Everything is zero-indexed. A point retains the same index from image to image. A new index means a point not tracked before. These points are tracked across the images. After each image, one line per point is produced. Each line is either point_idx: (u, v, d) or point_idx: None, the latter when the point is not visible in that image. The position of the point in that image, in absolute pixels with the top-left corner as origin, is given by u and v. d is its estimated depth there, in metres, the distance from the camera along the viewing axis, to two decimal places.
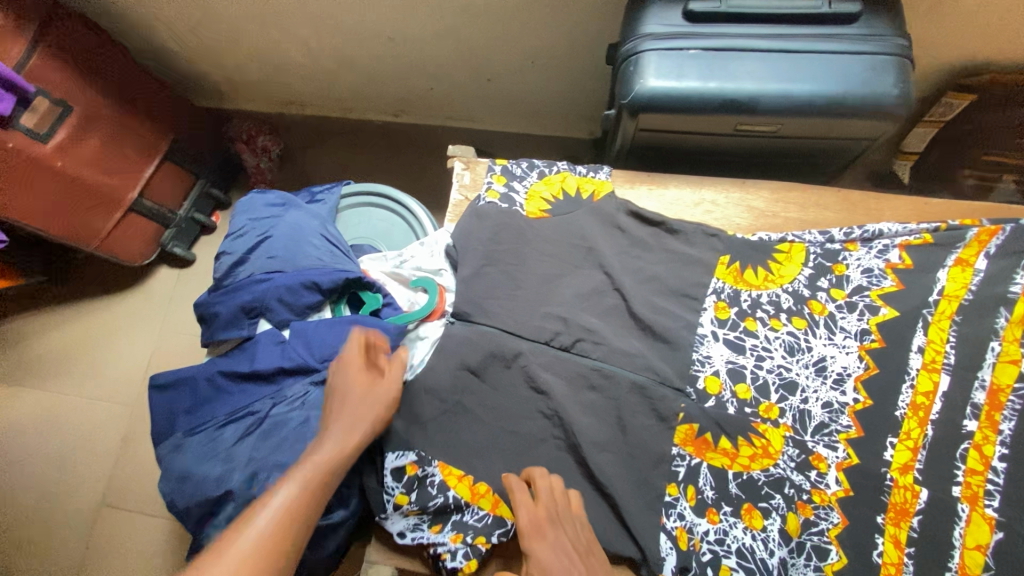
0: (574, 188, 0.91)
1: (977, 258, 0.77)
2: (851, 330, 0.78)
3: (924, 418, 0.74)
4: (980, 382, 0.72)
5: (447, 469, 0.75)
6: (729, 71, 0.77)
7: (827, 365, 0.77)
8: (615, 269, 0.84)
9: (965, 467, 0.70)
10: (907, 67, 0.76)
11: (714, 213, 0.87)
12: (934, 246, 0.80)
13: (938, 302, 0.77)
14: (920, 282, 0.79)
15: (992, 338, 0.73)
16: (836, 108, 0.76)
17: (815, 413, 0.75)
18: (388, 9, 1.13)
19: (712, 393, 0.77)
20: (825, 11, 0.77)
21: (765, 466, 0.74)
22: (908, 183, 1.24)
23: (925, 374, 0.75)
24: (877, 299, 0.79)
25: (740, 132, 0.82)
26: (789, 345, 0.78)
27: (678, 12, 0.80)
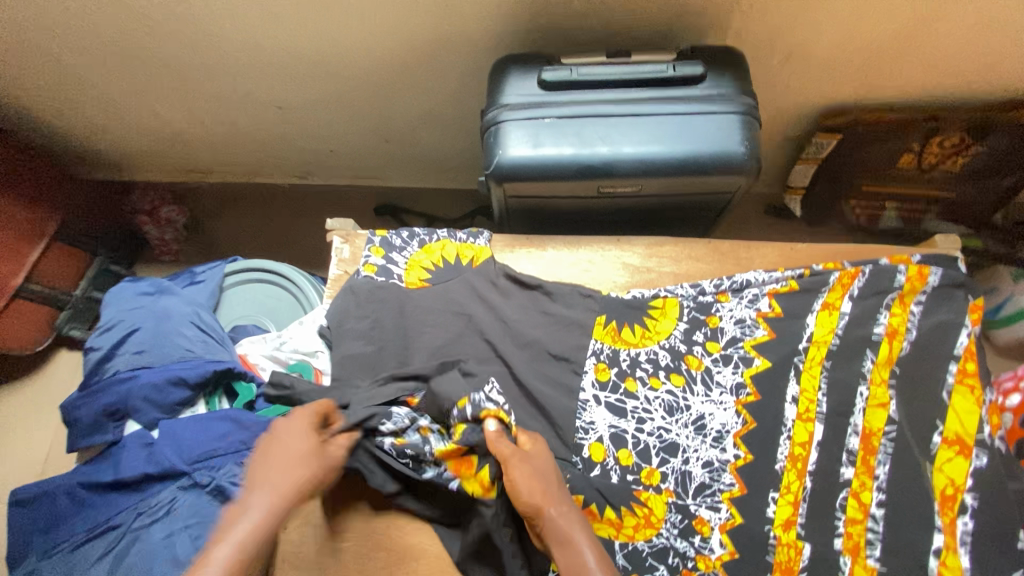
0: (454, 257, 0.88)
1: (841, 302, 0.80)
2: (726, 385, 0.78)
3: (802, 470, 0.74)
4: (853, 428, 0.75)
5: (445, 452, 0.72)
6: (584, 136, 0.78)
7: (706, 423, 0.77)
8: (493, 336, 0.82)
9: (846, 516, 0.72)
10: (752, 125, 0.79)
11: (592, 272, 0.87)
12: (800, 293, 0.81)
13: (807, 349, 0.78)
14: (790, 330, 0.80)
15: (860, 382, 0.76)
16: (689, 167, 0.78)
17: (696, 474, 0.75)
18: (270, 79, 1.12)
19: (596, 462, 0.75)
20: (670, 75, 0.79)
21: (648, 535, 0.71)
22: (801, 216, 1.29)
23: (800, 423, 0.76)
24: (751, 350, 0.79)
25: (606, 194, 0.83)
26: (668, 404, 0.78)
27: (532, 81, 0.82)
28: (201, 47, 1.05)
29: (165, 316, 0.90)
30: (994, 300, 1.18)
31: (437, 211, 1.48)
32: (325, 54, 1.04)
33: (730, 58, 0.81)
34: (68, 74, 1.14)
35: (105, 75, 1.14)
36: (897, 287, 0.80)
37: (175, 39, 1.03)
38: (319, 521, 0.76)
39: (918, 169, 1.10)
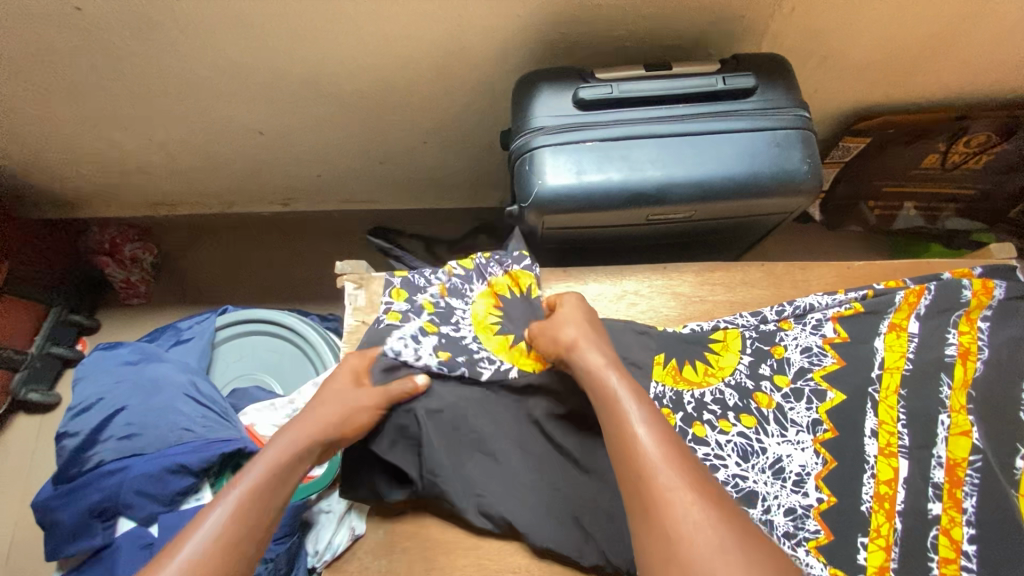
0: (493, 333, 0.75)
1: (908, 323, 0.75)
2: (801, 423, 0.71)
3: (891, 510, 0.67)
4: (936, 461, 0.69)
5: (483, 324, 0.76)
6: (632, 160, 0.70)
7: (782, 469, 0.70)
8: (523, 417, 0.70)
9: (938, 556, 0.65)
10: (810, 139, 0.72)
11: (640, 306, 0.80)
12: (865, 316, 0.76)
13: (882, 377, 0.73)
14: (861, 356, 0.74)
15: (939, 410, 0.70)
16: (747, 188, 0.71)
17: (779, 527, 0.67)
18: (250, 100, 0.99)
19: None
20: (720, 88, 0.71)
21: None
22: (820, 219, 1.25)
23: (884, 459, 0.69)
24: (822, 381, 0.73)
25: (654, 222, 0.76)
26: (741, 449, 0.71)
27: (567, 100, 0.73)
28: (166, 65, 0.91)
29: (153, 390, 0.77)
30: None
31: (436, 233, 1.36)
32: (314, 71, 0.92)
33: (778, 67, 0.75)
34: (5, 103, 0.98)
35: (51, 102, 0.99)
36: (962, 303, 0.75)
37: (136, 57, 0.89)
38: None
39: (943, 168, 1.07)
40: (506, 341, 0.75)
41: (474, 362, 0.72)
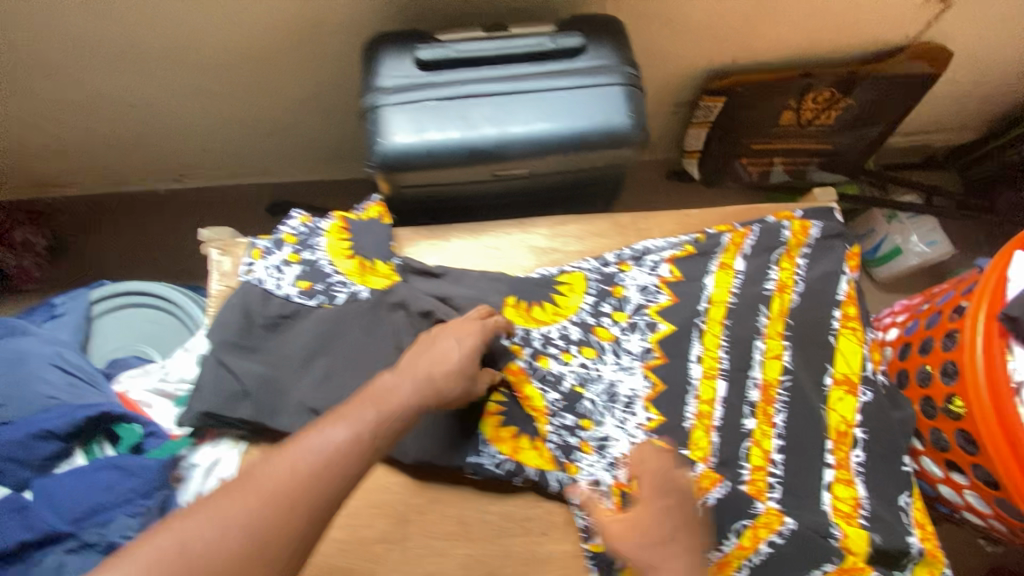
0: (345, 253, 0.83)
1: (735, 261, 0.83)
2: (634, 351, 0.79)
3: (709, 425, 0.76)
4: (753, 382, 0.78)
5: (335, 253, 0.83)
6: (468, 117, 0.74)
7: (614, 398, 0.77)
8: (355, 347, 0.78)
9: (751, 465, 0.75)
10: (635, 95, 0.78)
11: (498, 258, 0.85)
12: (697, 256, 0.83)
13: (708, 309, 0.80)
14: (691, 292, 0.81)
15: (756, 336, 0.79)
16: (579, 142, 0.76)
17: (608, 453, 0.73)
18: (117, 72, 0.98)
19: (505, 455, 0.73)
20: (550, 47, 0.77)
21: (565, 466, 0.73)
22: (699, 177, 1.32)
23: (706, 381, 0.77)
24: (656, 315, 0.80)
25: (501, 177, 0.80)
26: (579, 380, 0.77)
27: (409, 62, 0.77)
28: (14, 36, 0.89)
29: (17, 363, 0.77)
30: (874, 241, 1.31)
31: (337, 204, 1.38)
32: (175, 41, 0.92)
33: (608, 28, 0.81)
34: None
35: None
36: (783, 241, 0.83)
37: None
38: None
39: (799, 124, 1.16)
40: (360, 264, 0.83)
41: (328, 287, 0.81)
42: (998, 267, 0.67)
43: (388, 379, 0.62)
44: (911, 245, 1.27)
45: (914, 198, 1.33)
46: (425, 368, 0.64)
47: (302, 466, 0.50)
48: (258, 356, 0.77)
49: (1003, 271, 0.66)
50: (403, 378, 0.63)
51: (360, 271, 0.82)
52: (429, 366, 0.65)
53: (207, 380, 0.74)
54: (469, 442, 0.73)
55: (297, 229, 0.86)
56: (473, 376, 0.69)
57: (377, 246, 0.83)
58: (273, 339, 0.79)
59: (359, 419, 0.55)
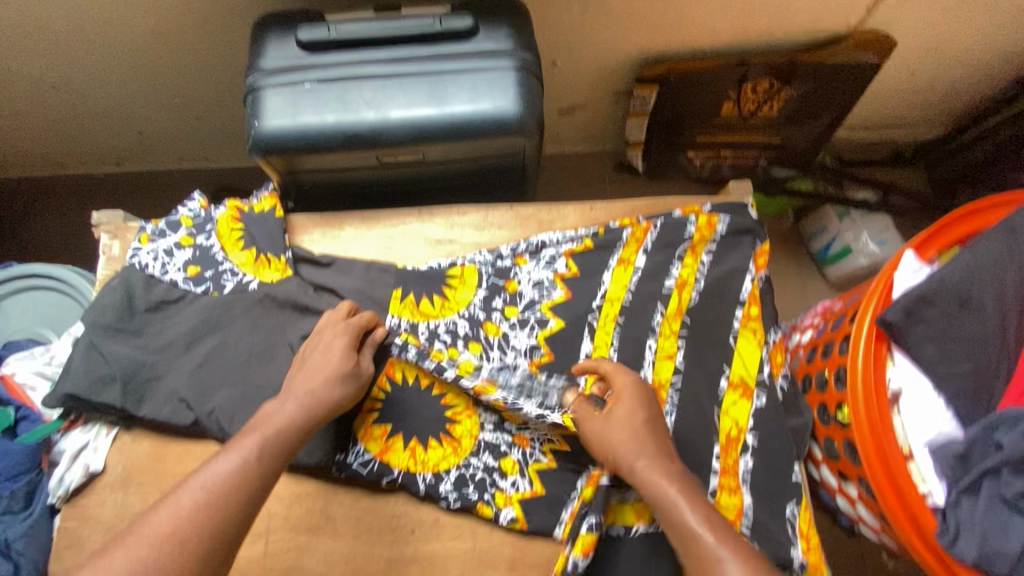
0: (238, 242, 0.79)
1: (635, 257, 0.80)
2: (521, 348, 0.76)
3: None
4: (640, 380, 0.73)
5: (226, 240, 0.79)
6: (347, 101, 0.71)
7: (485, 396, 0.73)
8: (236, 336, 0.75)
9: None
10: (528, 80, 0.74)
11: (393, 249, 0.82)
12: (595, 251, 0.80)
13: (601, 307, 0.77)
14: (585, 288, 0.78)
15: (649, 336, 0.76)
16: (462, 128, 0.72)
17: (483, 457, 0.72)
18: (27, 51, 0.97)
19: (373, 455, 0.71)
20: (437, 28, 0.73)
21: (438, 470, 0.71)
22: (644, 169, 1.27)
23: None
24: (547, 311, 0.78)
25: (390, 164, 0.77)
26: (451, 375, 0.73)
27: (291, 43, 0.74)
28: None
29: None
30: (825, 240, 1.25)
31: None
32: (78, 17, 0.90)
33: (504, 9, 0.77)
34: None
35: None
36: (687, 237, 0.80)
37: None
38: (91, 544, 0.70)
39: (740, 116, 1.12)
40: (253, 253, 0.79)
41: (216, 274, 0.78)
42: (881, 271, 0.62)
43: (272, 405, 0.62)
44: (861, 243, 1.21)
45: (869, 194, 1.25)
46: (305, 379, 0.64)
47: (196, 503, 0.51)
48: (137, 340, 0.74)
49: (887, 273, 0.62)
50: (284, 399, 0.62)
51: (250, 259, 0.78)
52: (316, 378, 0.64)
53: (78, 363, 0.72)
54: (336, 442, 0.71)
55: (192, 211, 0.82)
56: (355, 371, 0.66)
57: (269, 234, 0.80)
58: (156, 322, 0.75)
59: (249, 446, 0.56)
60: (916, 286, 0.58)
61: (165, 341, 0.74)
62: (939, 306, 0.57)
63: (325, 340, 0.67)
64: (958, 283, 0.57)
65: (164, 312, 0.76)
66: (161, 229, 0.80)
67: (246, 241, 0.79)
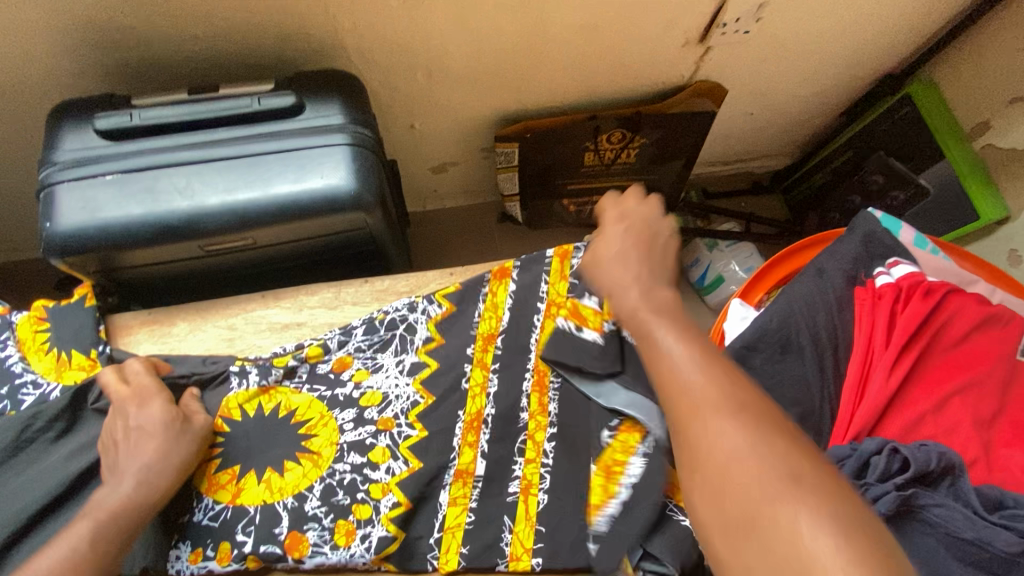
0: (42, 348, 0.70)
1: (500, 319, 0.79)
2: (390, 426, 0.72)
3: (469, 479, 0.71)
4: (473, 320, 0.78)
5: (28, 346, 0.70)
6: (156, 192, 0.65)
7: (341, 387, 0.73)
8: (40, 461, 0.64)
9: (523, 459, 0.72)
10: (362, 154, 0.72)
11: (235, 342, 0.75)
12: (457, 315, 0.79)
13: (471, 373, 0.76)
14: (451, 355, 0.77)
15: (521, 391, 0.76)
16: (291, 210, 0.68)
17: (348, 458, 0.69)
18: None
19: (224, 503, 0.66)
20: (256, 109, 0.69)
21: (297, 491, 0.67)
22: (524, 220, 1.29)
23: (465, 447, 0.72)
24: (418, 387, 0.75)
25: (218, 253, 0.71)
26: (301, 389, 0.72)
27: (88, 132, 0.67)
28: None
29: None
30: (700, 270, 1.29)
31: None
32: None
33: (332, 84, 0.74)
34: None
35: None
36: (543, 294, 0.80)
37: None
38: None
39: (602, 163, 1.16)
40: (60, 356, 0.69)
41: (14, 390, 0.67)
42: (713, 323, 0.69)
43: (102, 491, 0.58)
44: (731, 271, 1.27)
45: (736, 225, 1.34)
46: (124, 460, 0.59)
47: None
48: None
49: (718, 326, 0.68)
50: (111, 482, 0.58)
51: (53, 365, 0.69)
52: (139, 450, 0.60)
53: None
54: (178, 501, 0.65)
55: None
56: (185, 429, 0.64)
57: (80, 333, 0.71)
58: None
59: (72, 543, 0.52)
60: (744, 334, 0.63)
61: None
62: (764, 353, 0.61)
63: (129, 406, 0.63)
64: (777, 328, 0.61)
65: None
66: None
67: (51, 344, 0.70)
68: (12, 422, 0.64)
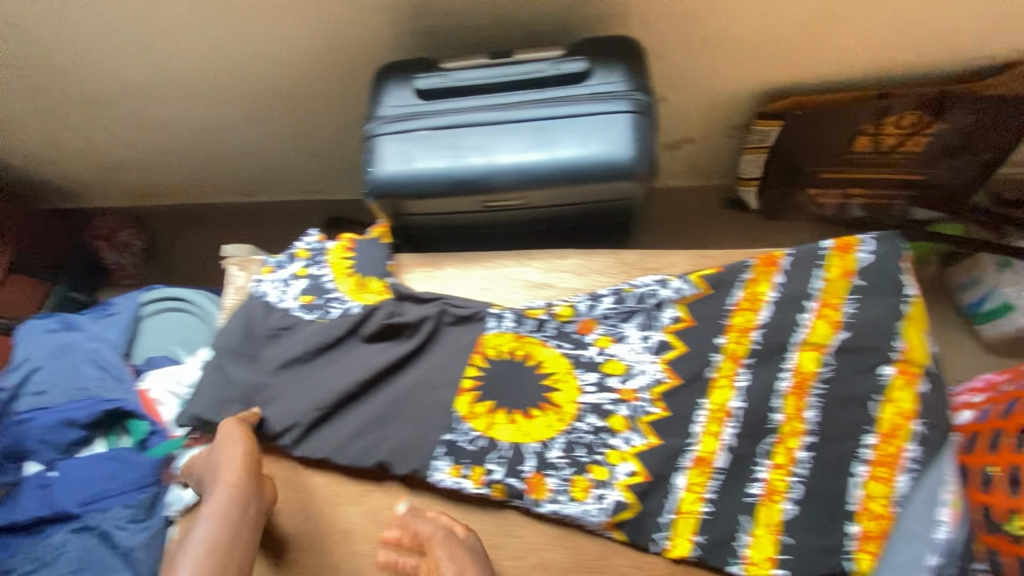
0: (347, 271, 0.82)
1: (759, 309, 0.72)
2: (632, 399, 0.72)
3: (709, 469, 0.69)
4: (728, 306, 0.73)
5: (337, 268, 0.83)
6: (458, 147, 0.72)
7: (587, 350, 0.75)
8: (346, 361, 0.77)
9: (770, 463, 0.68)
10: (645, 122, 0.71)
11: (491, 291, 0.81)
12: (711, 297, 0.74)
13: (719, 363, 0.72)
14: (700, 339, 0.73)
15: (776, 390, 0.70)
16: (571, 173, 0.71)
17: (588, 420, 0.72)
18: (183, 101, 1.08)
19: (479, 432, 0.72)
20: (552, 74, 0.73)
21: (544, 438, 0.71)
22: (756, 207, 1.17)
23: (708, 435, 0.70)
24: (663, 366, 0.73)
25: (494, 209, 0.77)
26: (550, 342, 0.76)
27: (408, 90, 0.77)
28: (101, 73, 1.02)
29: (65, 354, 0.88)
30: (977, 294, 1.07)
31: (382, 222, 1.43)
32: (225, 70, 0.99)
33: (620, 51, 0.74)
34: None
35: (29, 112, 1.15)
36: (815, 290, 0.71)
37: (73, 66, 1.00)
38: None
39: (877, 151, 0.99)
40: (360, 282, 0.81)
41: (326, 302, 0.80)
42: None
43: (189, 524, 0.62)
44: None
45: None
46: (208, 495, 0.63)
47: None
48: (256, 363, 0.78)
49: None
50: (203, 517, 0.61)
51: (355, 287, 0.81)
52: (219, 492, 0.63)
53: (209, 383, 0.77)
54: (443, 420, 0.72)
55: (309, 242, 0.86)
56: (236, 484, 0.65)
57: (374, 262, 0.82)
58: (274, 348, 0.79)
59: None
60: None
61: (276, 365, 0.77)
62: None
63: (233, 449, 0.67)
64: None
65: (279, 340, 0.79)
66: (283, 260, 0.85)
67: (354, 271, 0.82)
68: (325, 326, 0.79)
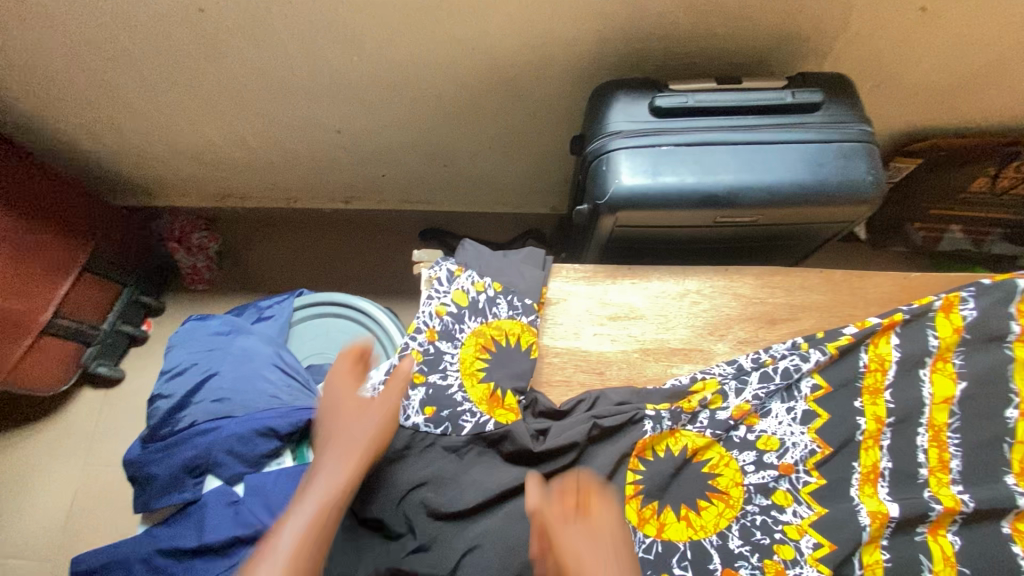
0: (478, 376, 0.74)
1: (887, 367, 0.75)
2: (791, 472, 0.73)
3: (885, 519, 0.68)
4: (859, 367, 0.75)
5: (467, 370, 0.74)
6: (706, 164, 0.75)
7: (735, 429, 0.75)
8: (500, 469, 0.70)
9: (941, 507, 0.68)
10: (875, 152, 0.77)
11: (702, 305, 0.83)
12: (840, 360, 0.76)
13: (865, 426, 0.74)
14: (841, 405, 0.75)
15: (917, 450, 0.73)
16: (813, 194, 0.75)
17: (757, 500, 0.71)
18: (339, 98, 1.06)
19: (653, 537, 0.68)
20: (789, 102, 0.77)
21: (720, 530, 0.70)
22: (864, 238, 1.28)
23: (866, 485, 0.72)
24: (812, 435, 0.74)
25: (721, 224, 0.80)
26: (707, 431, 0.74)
27: (644, 107, 0.79)
28: (266, 65, 0.99)
29: (242, 358, 0.84)
30: None
31: (486, 235, 1.42)
32: (404, 73, 0.99)
33: (843, 85, 0.80)
34: (123, 101, 1.09)
35: (159, 99, 1.09)
36: (931, 349, 0.75)
37: (241, 55, 0.97)
38: None
39: (991, 192, 1.11)
40: (493, 392, 0.74)
41: (455, 415, 0.72)
42: None
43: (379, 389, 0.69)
44: None
45: None
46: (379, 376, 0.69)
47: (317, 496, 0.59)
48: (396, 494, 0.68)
49: None
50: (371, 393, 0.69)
51: (487, 399, 0.73)
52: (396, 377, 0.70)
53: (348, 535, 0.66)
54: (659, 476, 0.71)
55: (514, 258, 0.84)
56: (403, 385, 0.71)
57: (510, 374, 0.75)
58: (409, 472, 0.70)
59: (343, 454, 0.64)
60: None
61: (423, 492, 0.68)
62: None
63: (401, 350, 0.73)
64: None
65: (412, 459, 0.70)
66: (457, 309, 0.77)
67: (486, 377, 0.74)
68: (454, 444, 0.71)
